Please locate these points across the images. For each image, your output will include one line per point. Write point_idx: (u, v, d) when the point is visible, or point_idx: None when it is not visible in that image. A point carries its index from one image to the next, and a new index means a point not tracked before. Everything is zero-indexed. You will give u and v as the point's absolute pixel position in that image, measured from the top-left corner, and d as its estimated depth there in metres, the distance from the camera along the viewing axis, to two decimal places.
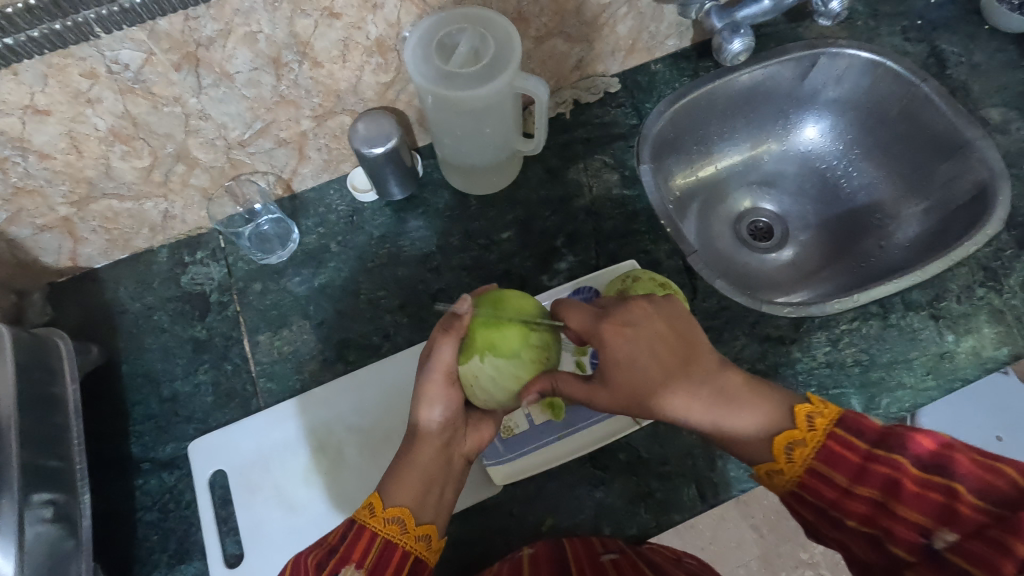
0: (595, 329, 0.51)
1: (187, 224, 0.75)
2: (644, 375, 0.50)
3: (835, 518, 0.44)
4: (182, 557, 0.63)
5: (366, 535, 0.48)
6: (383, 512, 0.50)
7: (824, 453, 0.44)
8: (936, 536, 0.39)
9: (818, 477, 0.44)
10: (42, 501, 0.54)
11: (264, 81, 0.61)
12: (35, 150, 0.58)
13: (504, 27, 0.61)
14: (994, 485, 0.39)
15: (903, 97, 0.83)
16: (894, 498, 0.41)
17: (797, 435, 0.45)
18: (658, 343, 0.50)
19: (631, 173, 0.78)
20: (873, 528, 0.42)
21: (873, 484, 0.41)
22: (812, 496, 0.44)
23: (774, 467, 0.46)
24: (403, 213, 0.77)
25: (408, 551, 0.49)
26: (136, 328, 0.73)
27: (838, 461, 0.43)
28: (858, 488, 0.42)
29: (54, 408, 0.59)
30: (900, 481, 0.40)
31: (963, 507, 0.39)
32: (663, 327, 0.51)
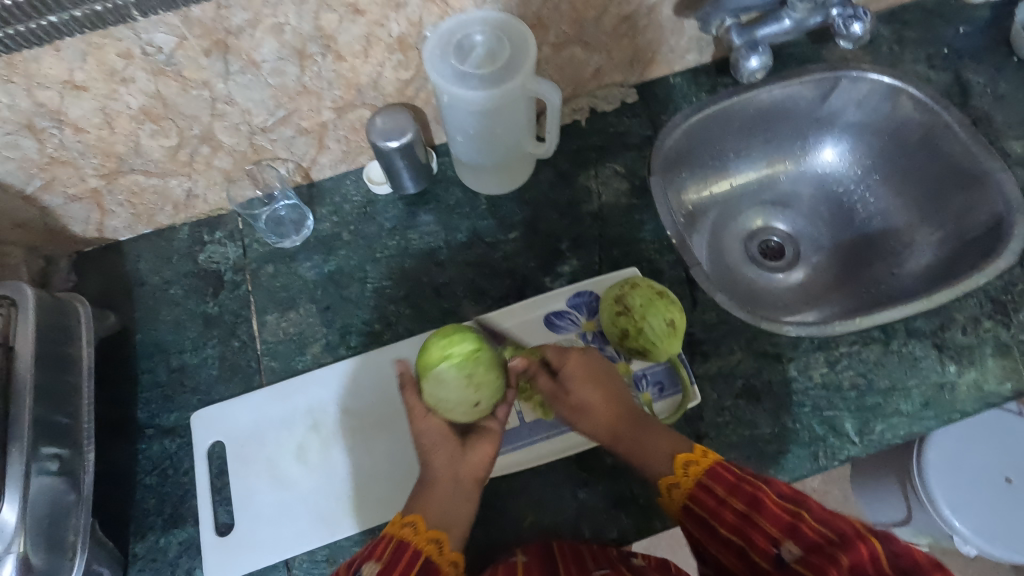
0: (560, 359, 0.59)
1: (208, 204, 0.78)
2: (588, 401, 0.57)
3: (713, 530, 0.47)
4: (176, 522, 0.65)
5: (385, 541, 0.51)
6: (398, 520, 0.53)
7: (711, 471, 0.49)
8: (785, 547, 0.42)
9: (704, 489, 0.49)
10: (50, 455, 0.57)
11: (288, 71, 0.64)
12: (71, 123, 0.61)
13: (521, 31, 0.63)
14: (840, 519, 0.42)
15: (924, 125, 0.83)
16: (756, 511, 0.45)
17: (693, 457, 0.51)
18: (601, 376, 0.58)
19: (641, 182, 0.79)
20: (737, 538, 0.45)
21: (740, 499, 0.46)
22: (697, 506, 0.48)
23: (673, 481, 0.51)
24: (415, 207, 0.79)
25: (421, 550, 0.50)
26: (152, 300, 0.76)
27: (719, 477, 0.49)
28: (730, 498, 0.47)
29: (68, 368, 0.63)
30: (760, 498, 0.45)
31: (806, 526, 0.42)
32: (604, 367, 0.59)
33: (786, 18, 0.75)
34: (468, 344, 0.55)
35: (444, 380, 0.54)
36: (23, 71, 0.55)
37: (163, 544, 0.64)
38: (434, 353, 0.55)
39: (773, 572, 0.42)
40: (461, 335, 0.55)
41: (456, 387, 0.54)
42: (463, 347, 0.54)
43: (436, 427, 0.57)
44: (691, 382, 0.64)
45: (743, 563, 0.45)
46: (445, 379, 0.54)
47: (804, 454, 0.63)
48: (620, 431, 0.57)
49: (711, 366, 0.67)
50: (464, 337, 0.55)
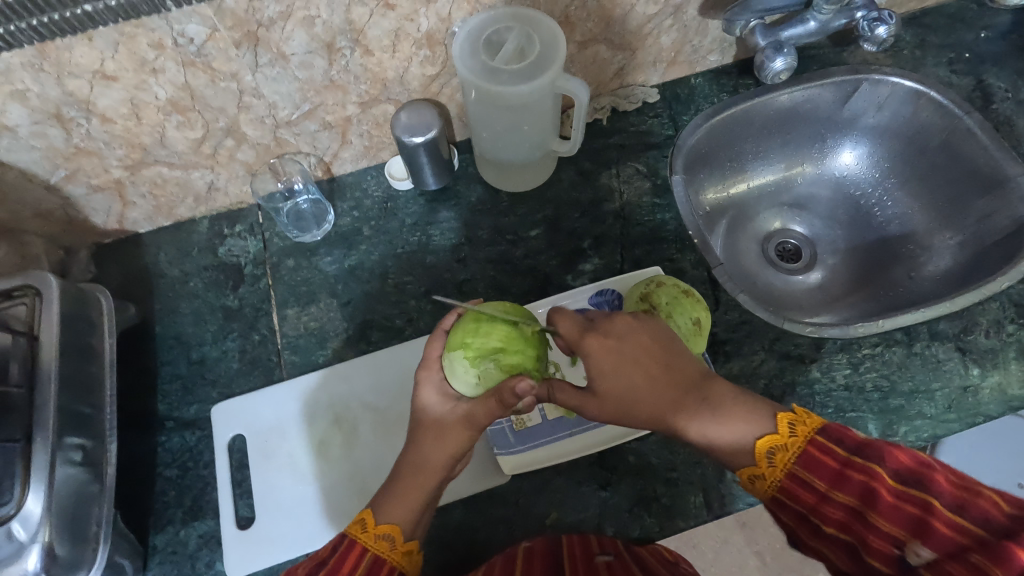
0: (581, 343, 0.50)
1: (229, 197, 0.78)
2: (628, 392, 0.49)
3: (814, 526, 0.43)
4: (196, 514, 0.64)
5: (356, 550, 0.48)
6: (374, 528, 0.50)
7: (804, 459, 0.44)
8: (912, 551, 0.38)
9: (796, 483, 0.44)
10: (73, 445, 0.57)
11: (316, 64, 0.64)
12: (99, 113, 0.61)
13: (551, 29, 0.62)
14: (980, 504, 0.37)
15: (944, 130, 0.83)
16: (871, 509, 0.39)
17: (779, 440, 0.45)
18: (640, 352, 0.49)
19: (663, 182, 0.79)
20: (851, 536, 0.41)
21: (851, 492, 0.40)
22: (793, 501, 0.44)
23: (756, 472, 0.46)
24: (435, 204, 0.79)
25: (395, 566, 0.49)
26: (171, 292, 0.76)
27: (817, 466, 0.43)
28: (837, 493, 0.41)
29: (91, 359, 0.62)
30: (876, 492, 0.39)
31: (940, 525, 0.37)
32: (647, 341, 0.50)
33: (811, 20, 0.75)
34: (490, 341, 0.53)
35: (457, 372, 0.53)
36: (55, 60, 0.55)
37: (184, 537, 0.63)
38: (456, 336, 0.54)
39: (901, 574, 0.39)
40: (487, 329, 0.54)
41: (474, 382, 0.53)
42: (490, 343, 0.53)
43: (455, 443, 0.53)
44: None
45: (856, 560, 0.41)
46: (461, 374, 0.53)
47: None
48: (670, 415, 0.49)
49: (734, 365, 0.67)
50: (489, 331, 0.53)
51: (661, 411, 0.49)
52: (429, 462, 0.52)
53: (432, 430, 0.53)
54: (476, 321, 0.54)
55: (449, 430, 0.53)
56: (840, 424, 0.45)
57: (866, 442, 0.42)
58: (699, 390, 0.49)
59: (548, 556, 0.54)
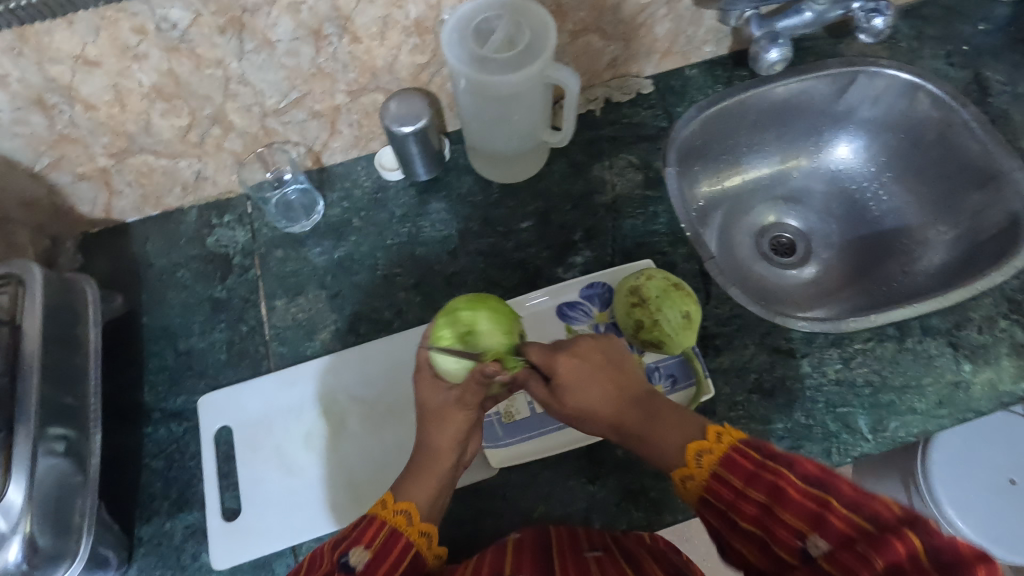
0: (550, 361, 0.50)
1: (217, 187, 0.77)
2: (588, 402, 0.51)
3: (734, 524, 0.41)
4: (182, 506, 0.63)
5: (376, 525, 0.49)
6: (392, 505, 0.51)
7: (726, 458, 0.43)
8: (812, 542, 0.36)
9: (720, 480, 0.43)
10: (56, 436, 0.56)
11: (303, 52, 0.63)
12: (82, 100, 0.60)
13: (541, 17, 0.61)
14: (873, 505, 0.36)
15: (940, 124, 0.83)
16: (777, 503, 0.38)
17: (706, 444, 0.45)
18: (591, 368, 0.51)
19: (655, 175, 0.78)
20: (759, 530, 0.39)
21: (760, 488, 0.40)
22: (716, 499, 0.43)
23: (687, 473, 0.45)
24: (426, 195, 0.78)
25: (411, 542, 0.49)
26: (159, 283, 0.75)
27: (735, 465, 0.42)
28: (749, 490, 0.41)
29: (75, 349, 0.62)
30: (782, 486, 0.39)
31: (834, 517, 0.36)
32: (601, 358, 0.51)
33: (807, 11, 0.74)
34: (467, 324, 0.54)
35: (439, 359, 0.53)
36: (35, 45, 0.54)
37: (169, 529, 0.62)
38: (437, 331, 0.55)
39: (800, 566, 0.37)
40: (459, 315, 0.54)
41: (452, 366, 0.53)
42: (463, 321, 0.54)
43: (458, 425, 0.54)
44: (704, 374, 0.63)
45: (764, 555, 0.39)
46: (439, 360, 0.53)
47: (816, 450, 0.62)
48: (628, 422, 0.50)
49: (725, 360, 0.67)
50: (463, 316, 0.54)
51: (617, 418, 0.51)
52: (437, 445, 0.53)
53: (437, 420, 0.54)
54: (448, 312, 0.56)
55: (448, 417, 0.54)
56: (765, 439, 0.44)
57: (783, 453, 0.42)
58: (646, 405, 0.50)
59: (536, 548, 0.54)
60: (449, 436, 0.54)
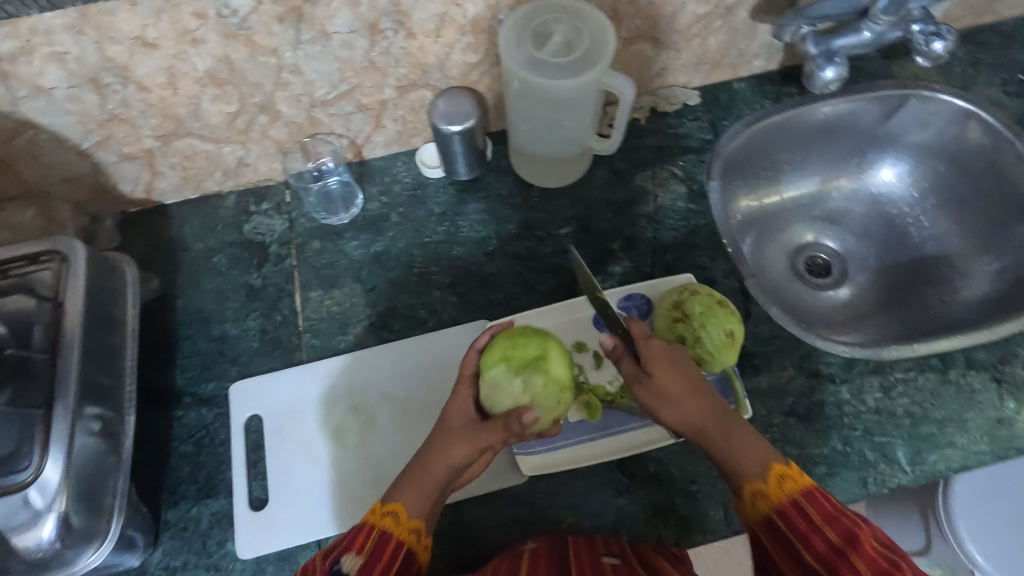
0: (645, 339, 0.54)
1: (257, 174, 0.77)
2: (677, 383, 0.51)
3: (794, 548, 0.45)
4: (209, 492, 0.63)
5: (366, 530, 0.49)
6: (381, 508, 0.51)
7: (807, 494, 0.46)
8: None
9: (796, 509, 0.46)
10: (92, 415, 0.57)
11: (358, 44, 0.62)
12: (136, 81, 0.60)
13: (601, 24, 0.60)
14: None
15: (990, 152, 0.82)
16: (851, 550, 0.43)
17: (788, 472, 0.48)
18: (685, 364, 0.53)
19: (698, 188, 0.77)
20: (822, 566, 0.43)
21: (837, 530, 0.44)
22: (783, 524, 0.46)
23: (761, 490, 0.48)
24: (466, 194, 0.78)
25: (401, 542, 0.49)
26: (195, 266, 0.75)
27: (815, 501, 0.46)
28: (825, 528, 0.44)
29: (113, 329, 0.62)
30: (863, 538, 0.43)
31: None
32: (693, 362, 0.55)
33: (866, 30, 0.72)
34: (529, 351, 0.54)
35: (495, 376, 0.54)
36: (96, 25, 0.54)
37: (195, 514, 0.62)
38: (496, 351, 0.55)
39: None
40: (523, 341, 0.55)
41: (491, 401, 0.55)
42: (523, 353, 0.54)
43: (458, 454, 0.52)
44: (744, 395, 0.63)
45: None
46: (494, 374, 0.54)
47: (853, 479, 0.61)
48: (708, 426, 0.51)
49: (762, 381, 0.66)
50: (527, 341, 0.55)
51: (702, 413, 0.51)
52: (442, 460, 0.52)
53: (446, 440, 0.53)
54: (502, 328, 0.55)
55: (453, 440, 0.53)
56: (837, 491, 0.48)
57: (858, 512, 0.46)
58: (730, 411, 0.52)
59: (553, 554, 0.54)
60: (447, 460, 0.52)
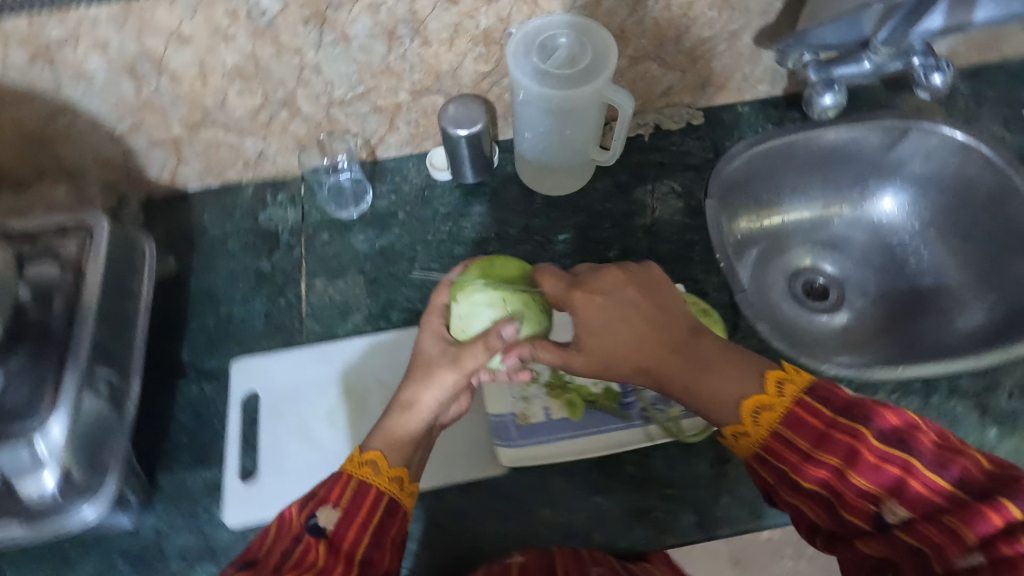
0: (568, 297, 0.58)
1: (276, 167, 0.81)
2: (616, 347, 0.55)
3: (794, 482, 0.46)
4: (204, 462, 0.66)
5: (343, 481, 0.51)
6: (360, 457, 0.52)
7: (792, 419, 0.46)
8: (889, 509, 0.42)
9: (781, 442, 0.46)
10: (101, 378, 0.60)
11: (375, 49, 0.67)
12: (169, 72, 0.65)
13: (605, 40, 0.63)
14: (959, 464, 0.41)
15: (992, 186, 0.83)
16: (851, 469, 0.43)
17: (766, 401, 0.48)
18: (631, 310, 0.56)
19: (696, 204, 0.79)
20: (827, 492, 0.44)
21: (834, 453, 0.43)
22: (777, 460, 0.47)
23: (741, 429, 0.49)
24: (471, 197, 0.81)
25: (381, 490, 0.51)
26: (210, 250, 0.79)
27: (804, 426, 0.46)
28: (819, 454, 0.44)
29: (128, 301, 0.66)
30: (861, 454, 0.42)
31: (915, 483, 0.41)
32: (636, 298, 0.57)
33: (866, 61, 0.74)
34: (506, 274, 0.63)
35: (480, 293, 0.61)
36: (137, 18, 0.59)
37: (188, 482, 0.65)
38: (471, 276, 0.63)
39: (869, 529, 0.43)
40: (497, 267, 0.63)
41: (471, 321, 0.59)
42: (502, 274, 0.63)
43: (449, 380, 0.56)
44: None
45: (830, 513, 0.45)
46: (479, 291, 0.61)
47: None
48: (667, 367, 0.53)
49: None
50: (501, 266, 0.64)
51: (652, 360, 0.54)
52: (422, 403, 0.56)
53: (429, 375, 0.56)
54: (474, 261, 0.65)
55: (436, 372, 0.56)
56: (825, 381, 0.48)
57: (853, 403, 0.45)
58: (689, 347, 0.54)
59: (541, 570, 0.55)
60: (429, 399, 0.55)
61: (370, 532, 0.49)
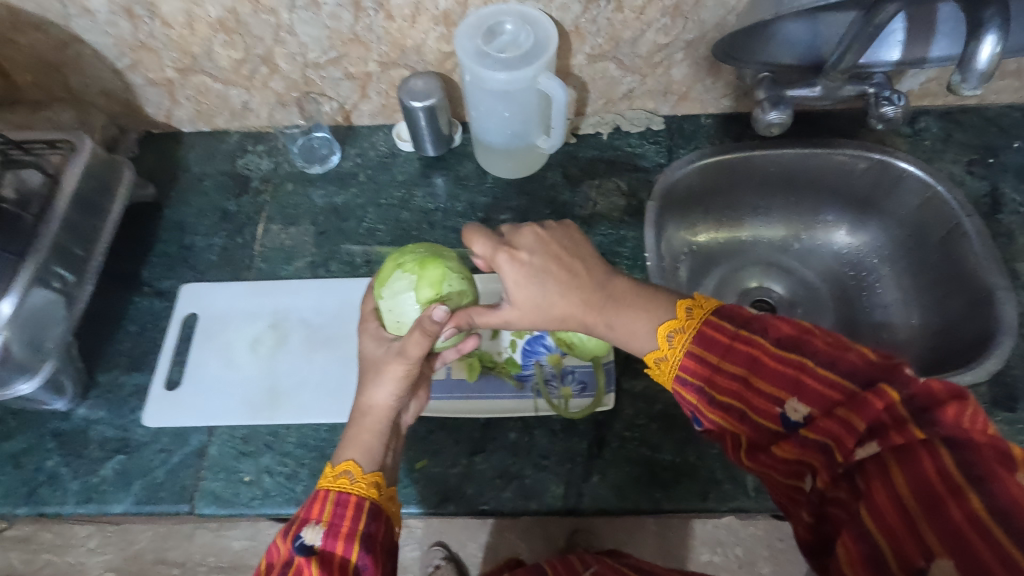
0: (495, 250, 0.54)
1: (258, 119, 0.89)
2: (542, 296, 0.54)
3: (711, 398, 0.48)
4: (138, 367, 0.74)
5: (321, 501, 0.50)
6: (334, 472, 0.52)
7: (700, 337, 0.48)
8: (791, 407, 0.43)
9: (693, 359, 0.48)
10: (56, 274, 0.68)
11: (343, 17, 0.73)
12: (161, 17, 0.73)
13: (547, 31, 0.69)
14: (848, 359, 0.42)
15: (946, 228, 0.82)
16: (756, 374, 0.45)
17: (679, 323, 0.50)
18: (552, 265, 0.54)
19: (637, 204, 0.82)
20: (739, 401, 0.46)
21: (738, 361, 0.46)
22: (693, 377, 0.49)
23: (661, 354, 0.51)
24: (429, 170, 0.86)
25: (363, 498, 0.51)
26: (187, 185, 0.87)
27: (712, 341, 0.48)
28: (727, 364, 0.46)
29: (97, 214, 0.74)
30: (762, 359, 0.44)
31: (811, 380, 0.42)
32: (556, 248, 0.55)
33: (818, 85, 0.74)
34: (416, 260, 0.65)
35: (399, 286, 0.63)
36: None
37: (121, 382, 0.72)
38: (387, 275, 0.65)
39: (783, 432, 0.44)
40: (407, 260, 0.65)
41: (399, 315, 0.62)
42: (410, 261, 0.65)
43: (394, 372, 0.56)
44: (608, 389, 0.68)
45: (746, 425, 0.46)
46: (397, 284, 0.63)
47: (695, 491, 0.63)
48: (587, 312, 0.54)
49: (638, 384, 0.70)
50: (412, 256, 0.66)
51: (579, 307, 0.54)
52: (377, 402, 0.56)
53: (378, 372, 0.57)
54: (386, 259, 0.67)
55: (387, 372, 0.56)
56: (735, 306, 0.49)
57: (755, 318, 0.47)
58: (608, 287, 0.54)
59: None
60: (378, 397, 0.56)
61: (359, 544, 0.48)
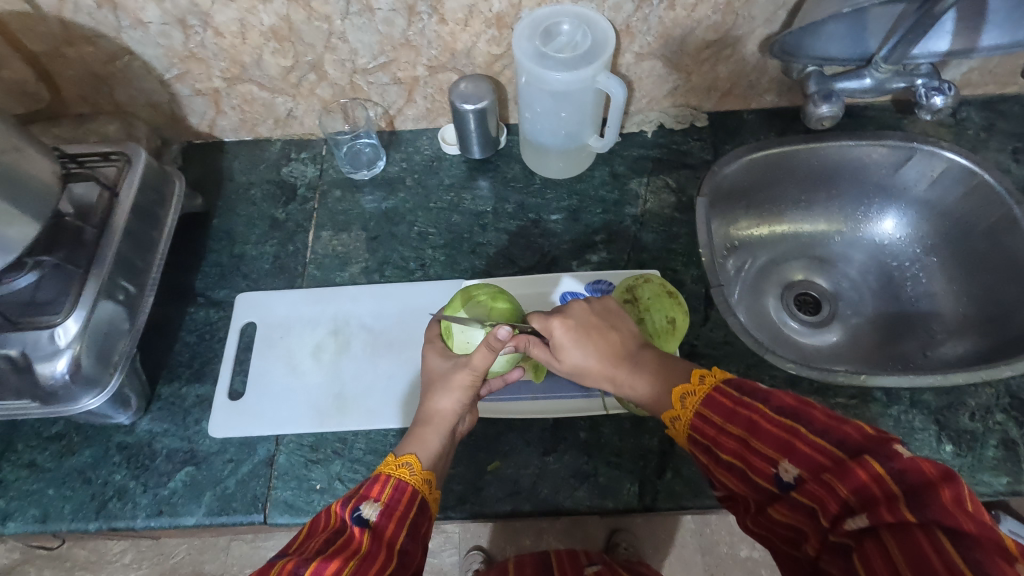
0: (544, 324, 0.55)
1: (302, 127, 0.89)
2: (584, 361, 0.55)
3: (715, 455, 0.45)
4: (199, 377, 0.73)
5: (380, 481, 0.50)
6: (395, 460, 0.52)
7: (708, 399, 0.46)
8: (784, 469, 0.40)
9: (701, 420, 0.46)
10: (120, 287, 0.68)
11: (397, 22, 0.73)
12: (214, 27, 0.73)
13: (605, 31, 0.69)
14: (842, 429, 0.38)
15: (992, 217, 0.82)
16: (754, 436, 0.42)
17: (692, 386, 0.48)
18: (594, 331, 0.55)
19: (687, 200, 0.82)
20: (738, 461, 0.43)
21: (738, 424, 0.43)
22: (700, 436, 0.46)
23: (673, 414, 0.49)
24: (475, 172, 0.86)
25: (416, 489, 0.51)
26: (233, 195, 0.87)
27: (717, 404, 0.45)
28: (730, 427, 0.44)
29: (153, 225, 0.74)
30: (758, 422, 0.42)
31: (803, 446, 0.39)
32: (596, 317, 0.56)
33: (868, 77, 0.77)
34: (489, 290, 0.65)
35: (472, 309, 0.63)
36: None
37: (183, 393, 0.72)
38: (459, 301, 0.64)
39: (778, 493, 0.41)
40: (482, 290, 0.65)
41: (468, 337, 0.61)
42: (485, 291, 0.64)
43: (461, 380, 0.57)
44: None
45: (747, 485, 0.43)
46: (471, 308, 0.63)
47: None
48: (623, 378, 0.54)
49: None
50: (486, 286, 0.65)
51: (617, 370, 0.54)
52: (441, 408, 0.57)
53: (446, 382, 0.57)
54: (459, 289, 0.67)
55: (455, 381, 0.57)
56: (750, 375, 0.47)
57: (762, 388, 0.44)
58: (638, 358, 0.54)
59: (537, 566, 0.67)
60: (441, 402, 0.57)
61: (405, 531, 0.47)
